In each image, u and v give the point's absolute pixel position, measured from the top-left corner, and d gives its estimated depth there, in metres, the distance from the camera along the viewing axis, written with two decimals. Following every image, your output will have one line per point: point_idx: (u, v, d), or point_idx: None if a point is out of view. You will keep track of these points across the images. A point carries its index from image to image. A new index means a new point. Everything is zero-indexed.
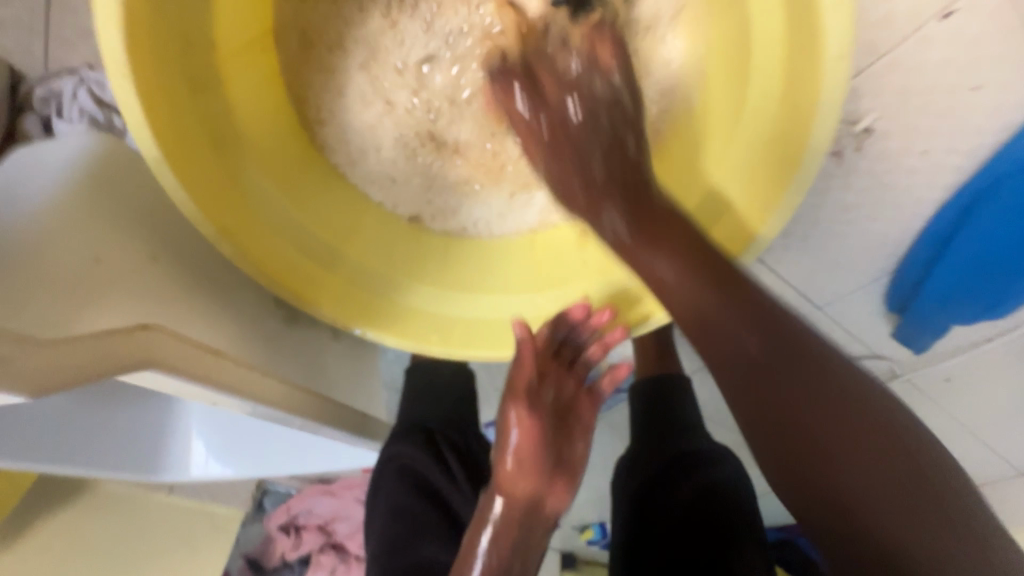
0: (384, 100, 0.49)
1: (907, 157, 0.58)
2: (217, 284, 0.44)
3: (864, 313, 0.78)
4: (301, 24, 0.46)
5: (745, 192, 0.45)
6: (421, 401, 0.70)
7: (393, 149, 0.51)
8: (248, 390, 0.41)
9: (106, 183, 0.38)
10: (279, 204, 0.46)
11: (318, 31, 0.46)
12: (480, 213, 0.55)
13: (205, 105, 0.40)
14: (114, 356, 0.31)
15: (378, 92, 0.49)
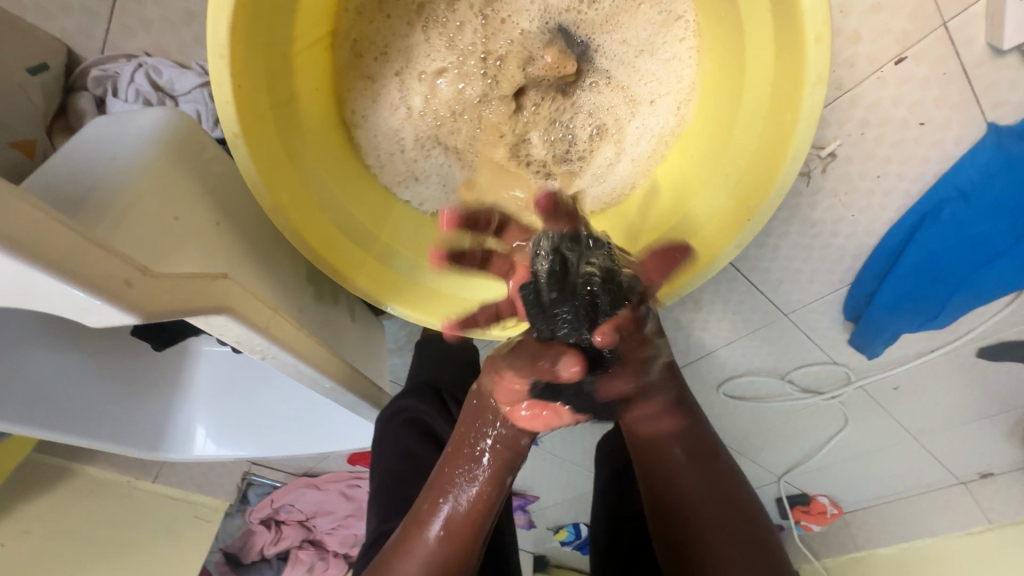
0: (413, 103, 0.55)
1: (864, 180, 0.67)
2: (264, 257, 0.49)
3: (824, 319, 0.87)
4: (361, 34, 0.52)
5: (722, 217, 0.50)
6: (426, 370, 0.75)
7: (417, 144, 0.57)
8: (292, 346, 0.46)
9: (182, 154, 0.43)
10: (328, 188, 0.51)
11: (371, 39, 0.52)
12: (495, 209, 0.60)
13: (281, 96, 0.44)
14: (202, 296, 0.35)
15: (407, 94, 0.54)
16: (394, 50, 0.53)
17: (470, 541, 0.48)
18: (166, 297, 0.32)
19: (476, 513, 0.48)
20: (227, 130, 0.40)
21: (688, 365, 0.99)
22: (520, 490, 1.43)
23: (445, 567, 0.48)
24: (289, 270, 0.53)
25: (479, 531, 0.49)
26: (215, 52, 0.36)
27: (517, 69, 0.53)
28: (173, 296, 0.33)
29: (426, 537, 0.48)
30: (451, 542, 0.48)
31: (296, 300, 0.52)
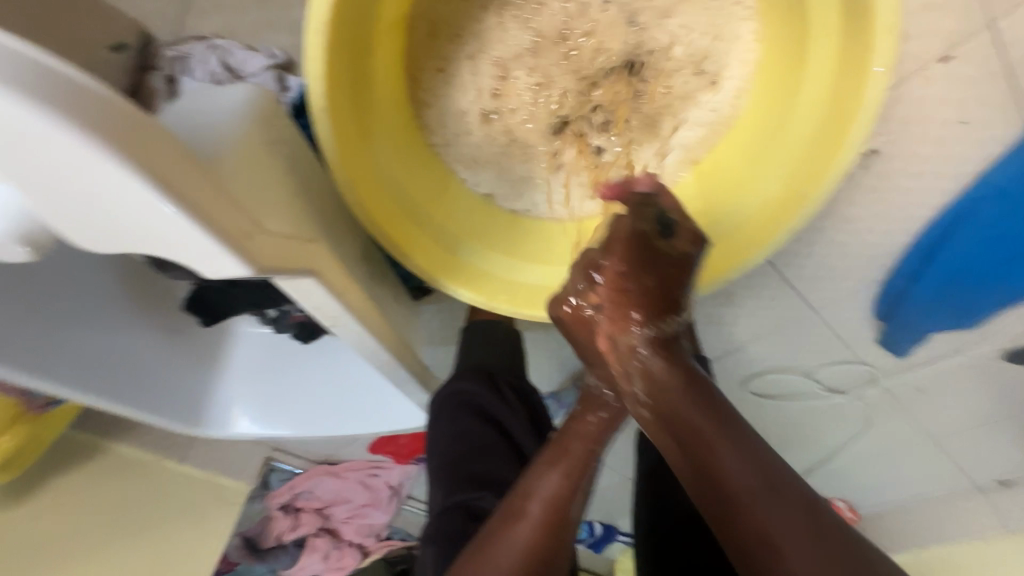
0: (477, 89, 0.57)
1: (904, 177, 0.68)
2: (335, 231, 0.51)
3: (853, 317, 0.88)
4: (429, 23, 0.55)
5: (776, 206, 0.52)
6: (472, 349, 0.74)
7: (476, 126, 0.59)
8: (360, 314, 0.48)
9: (267, 127, 0.45)
10: (392, 169, 0.54)
11: (440, 26, 0.55)
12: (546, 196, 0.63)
13: (360, 77, 0.46)
14: (295, 259, 0.37)
15: (474, 82, 0.57)
16: (462, 37, 0.56)
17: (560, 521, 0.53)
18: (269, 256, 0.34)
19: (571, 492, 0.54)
20: (314, 104, 0.42)
21: (715, 359, 1.00)
22: None
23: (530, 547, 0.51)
24: (351, 246, 0.55)
25: (566, 518, 0.54)
26: (312, 29, 0.38)
27: (575, 59, 0.56)
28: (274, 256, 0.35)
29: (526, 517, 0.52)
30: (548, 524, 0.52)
31: (357, 274, 0.54)
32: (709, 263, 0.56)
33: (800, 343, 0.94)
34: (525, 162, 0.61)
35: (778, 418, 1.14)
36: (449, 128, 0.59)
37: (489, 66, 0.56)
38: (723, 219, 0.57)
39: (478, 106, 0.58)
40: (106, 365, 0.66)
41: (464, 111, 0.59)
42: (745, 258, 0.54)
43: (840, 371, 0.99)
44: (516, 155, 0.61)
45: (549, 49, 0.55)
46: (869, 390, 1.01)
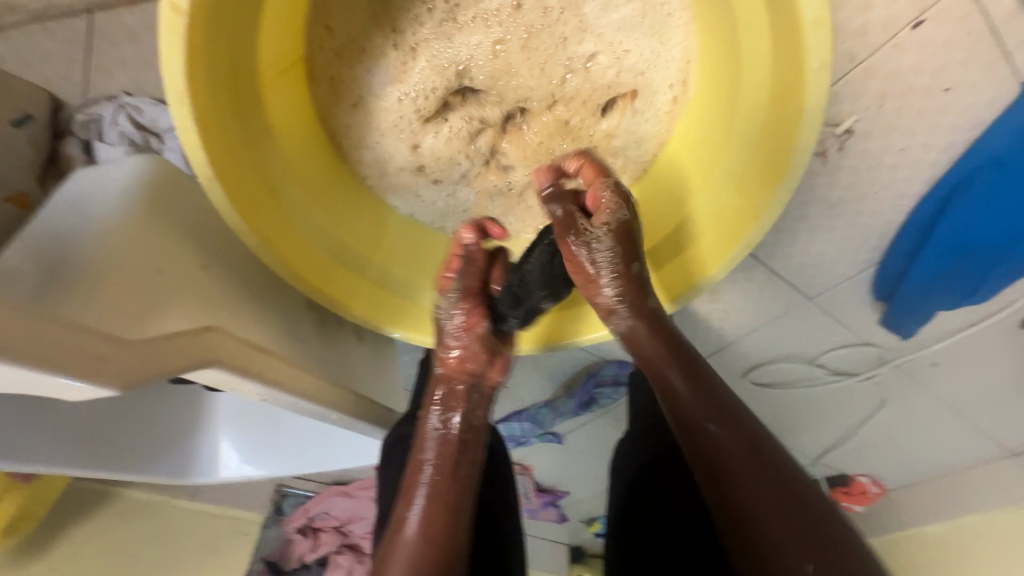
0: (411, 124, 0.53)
1: (886, 154, 0.62)
2: (258, 295, 0.48)
3: (851, 301, 0.82)
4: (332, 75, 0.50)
5: (730, 216, 0.47)
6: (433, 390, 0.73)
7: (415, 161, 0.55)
8: (289, 385, 0.45)
9: (160, 198, 0.42)
10: (315, 218, 0.50)
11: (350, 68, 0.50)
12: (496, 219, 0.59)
13: (252, 131, 0.43)
14: (182, 354, 0.35)
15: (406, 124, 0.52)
16: (366, 95, 0.51)
17: (446, 518, 0.52)
18: (127, 364, 0.31)
19: (443, 497, 0.52)
20: (201, 173, 0.39)
21: (710, 356, 0.95)
22: (549, 488, 1.43)
23: (437, 557, 0.50)
24: (283, 302, 0.52)
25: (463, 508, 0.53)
26: (175, 97, 0.35)
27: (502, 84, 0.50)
28: (140, 363, 0.32)
29: (404, 538, 0.51)
30: (427, 538, 0.50)
31: (291, 334, 0.51)
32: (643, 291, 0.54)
33: (798, 332, 0.89)
34: (487, 187, 0.57)
35: (785, 406, 1.08)
36: (376, 172, 0.55)
37: (409, 117, 0.52)
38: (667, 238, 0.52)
39: (409, 157, 0.54)
40: (51, 426, 0.60)
41: (397, 165, 0.55)
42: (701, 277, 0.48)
43: (847, 355, 0.94)
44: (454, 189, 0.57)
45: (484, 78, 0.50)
46: (878, 370, 0.95)
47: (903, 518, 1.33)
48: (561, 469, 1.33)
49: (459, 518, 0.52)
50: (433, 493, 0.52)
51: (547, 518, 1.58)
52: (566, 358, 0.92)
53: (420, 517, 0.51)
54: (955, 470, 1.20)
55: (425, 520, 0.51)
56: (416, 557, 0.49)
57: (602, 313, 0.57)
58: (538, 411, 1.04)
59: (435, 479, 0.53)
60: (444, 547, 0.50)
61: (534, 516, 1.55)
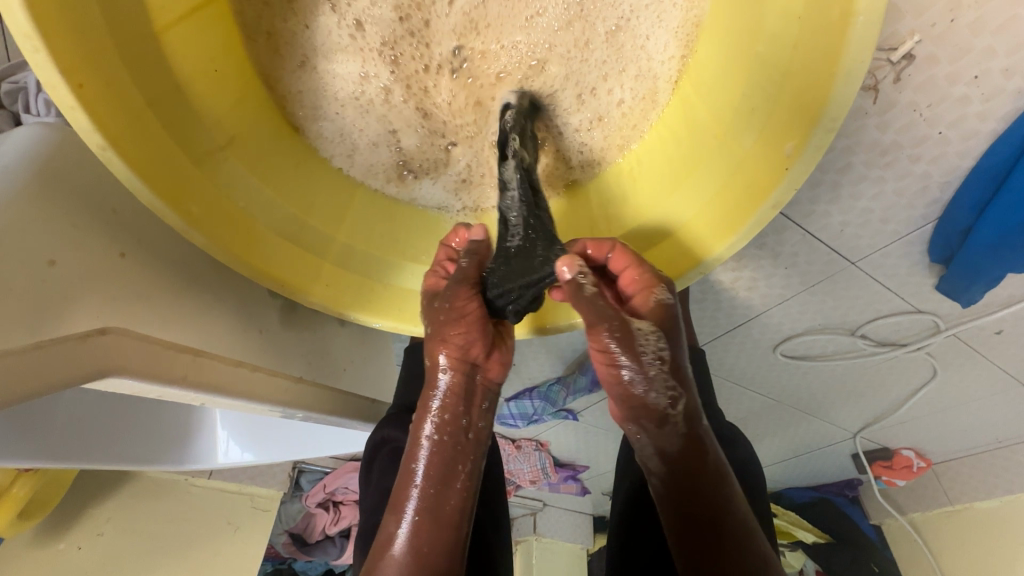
0: (372, 113, 0.48)
1: (956, 85, 0.50)
2: (195, 286, 0.42)
3: (901, 263, 0.71)
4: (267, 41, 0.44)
5: (745, 173, 0.39)
6: (421, 378, 0.67)
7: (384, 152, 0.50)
8: (231, 389, 0.40)
9: (62, 180, 0.36)
10: (255, 190, 0.43)
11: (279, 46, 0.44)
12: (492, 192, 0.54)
13: (153, 87, 0.35)
14: (79, 364, 0.31)
15: (366, 111, 0.47)
16: (317, 59, 0.45)
17: (446, 538, 0.47)
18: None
19: (436, 515, 0.48)
20: (89, 141, 0.32)
21: (736, 329, 0.86)
22: (568, 463, 1.39)
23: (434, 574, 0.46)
24: (237, 288, 0.46)
25: (457, 526, 0.48)
26: (25, 42, 0.28)
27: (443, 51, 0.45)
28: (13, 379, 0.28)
29: (391, 558, 0.46)
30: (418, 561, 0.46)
31: (247, 323, 0.45)
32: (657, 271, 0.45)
33: (836, 301, 0.78)
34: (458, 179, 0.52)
35: (823, 381, 0.98)
36: (343, 148, 0.49)
37: (380, 99, 0.47)
38: (681, 198, 0.43)
39: (382, 134, 0.49)
40: (32, 419, 0.53)
41: (369, 140, 0.49)
42: (708, 253, 0.41)
43: (894, 324, 0.82)
44: (457, 153, 0.51)
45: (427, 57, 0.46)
46: (930, 340, 0.83)
47: (951, 496, 1.21)
48: (579, 445, 1.28)
49: (456, 533, 0.48)
50: (429, 512, 0.48)
51: (568, 491, 1.54)
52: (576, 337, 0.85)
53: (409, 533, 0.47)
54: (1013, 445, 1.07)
55: (414, 538, 0.47)
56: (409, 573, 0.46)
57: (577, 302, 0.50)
58: (548, 389, 0.97)
59: (435, 493, 0.48)
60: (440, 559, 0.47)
61: (554, 489, 1.52)
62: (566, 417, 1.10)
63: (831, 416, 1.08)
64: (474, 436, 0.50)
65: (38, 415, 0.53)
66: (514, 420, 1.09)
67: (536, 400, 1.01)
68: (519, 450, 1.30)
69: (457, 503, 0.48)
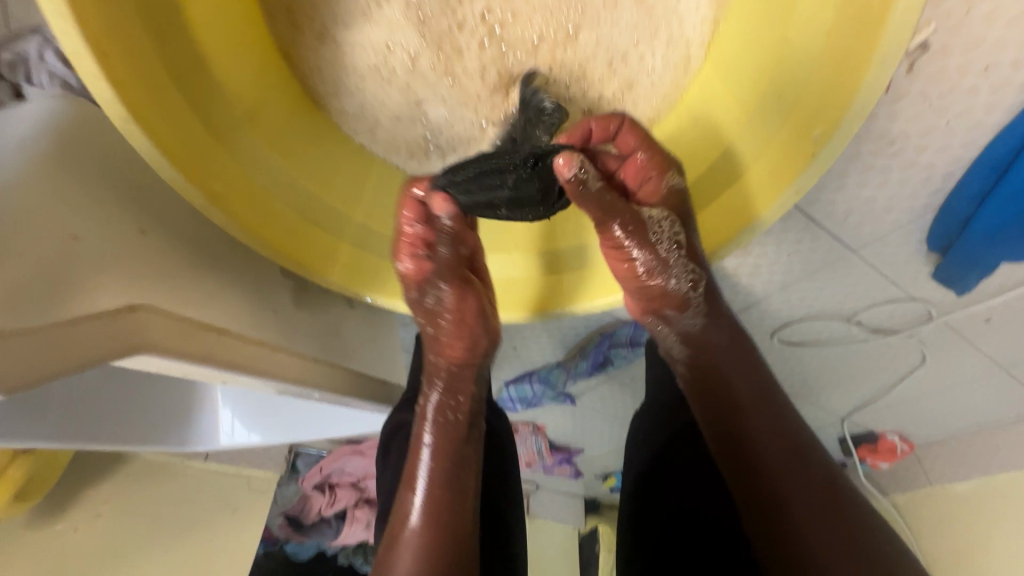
0: (399, 86, 0.46)
1: (967, 75, 0.51)
2: (213, 265, 0.41)
3: (900, 252, 0.72)
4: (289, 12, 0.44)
5: (766, 158, 0.40)
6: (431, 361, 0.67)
7: (405, 126, 0.48)
8: (252, 368, 0.39)
9: (77, 153, 0.36)
10: (276, 168, 0.42)
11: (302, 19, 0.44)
12: None
13: (174, 58, 0.35)
14: (107, 340, 0.30)
15: (392, 79, 0.46)
16: (336, 28, 0.44)
17: (457, 504, 0.50)
18: (23, 359, 0.27)
19: (445, 483, 0.50)
20: (112, 113, 0.31)
21: (735, 314, 0.87)
22: (563, 446, 1.41)
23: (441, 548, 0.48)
24: (253, 269, 0.46)
25: (465, 491, 0.51)
26: (52, 10, 0.27)
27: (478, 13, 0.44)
28: (41, 356, 0.27)
29: (408, 529, 0.49)
30: (429, 528, 0.49)
31: (265, 303, 0.45)
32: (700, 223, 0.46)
33: (834, 288, 0.80)
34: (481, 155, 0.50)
35: (817, 367, 1.00)
36: (366, 125, 0.49)
37: (405, 67, 0.45)
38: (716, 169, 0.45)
39: (406, 106, 0.47)
40: (38, 400, 0.52)
41: (392, 114, 0.48)
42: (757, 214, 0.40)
43: (889, 311, 0.84)
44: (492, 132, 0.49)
45: (464, 22, 0.44)
46: (922, 327, 0.85)
47: (932, 476, 1.25)
48: (575, 428, 1.30)
49: (461, 502, 0.51)
50: (442, 481, 0.51)
51: (562, 473, 1.56)
52: (579, 321, 0.85)
53: (421, 510, 0.49)
54: (994, 429, 1.11)
55: (428, 509, 0.49)
56: (424, 545, 0.48)
57: (590, 287, 0.51)
58: (549, 372, 0.98)
59: (441, 467, 0.51)
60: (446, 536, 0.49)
61: (549, 471, 1.54)
62: (566, 401, 1.12)
63: (822, 401, 1.10)
64: (461, 407, 0.53)
65: (42, 395, 0.53)
66: (513, 403, 1.10)
67: (537, 383, 1.02)
68: (517, 434, 1.31)
69: (468, 473, 0.52)
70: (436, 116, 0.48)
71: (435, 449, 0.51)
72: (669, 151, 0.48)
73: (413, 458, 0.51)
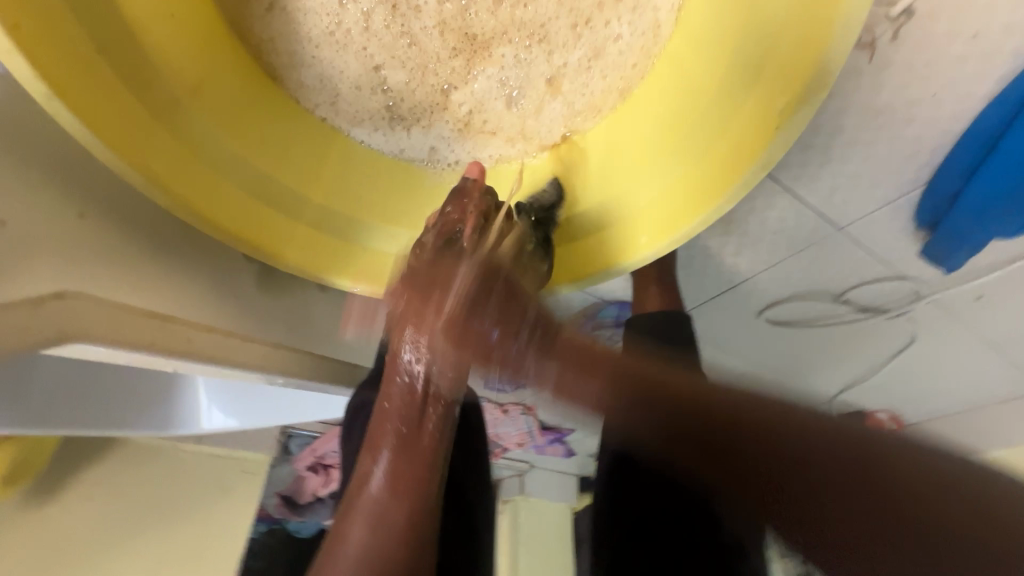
0: (358, 49, 0.46)
1: (955, 43, 0.48)
2: (162, 250, 0.40)
3: (888, 230, 0.70)
4: None
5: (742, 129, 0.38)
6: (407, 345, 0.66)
7: (368, 92, 0.48)
8: (208, 353, 0.38)
9: (7, 133, 0.34)
10: (225, 147, 0.41)
11: None
12: (483, 149, 0.51)
13: (103, 31, 0.34)
14: (33, 329, 0.29)
15: (349, 41, 0.46)
16: None
17: (419, 470, 0.49)
18: None
19: (411, 452, 0.49)
20: (32, 90, 0.29)
21: (722, 294, 0.86)
22: (554, 427, 1.41)
23: (405, 518, 0.48)
24: (210, 251, 0.44)
25: (431, 473, 0.49)
26: None
27: None
28: None
29: (370, 492, 0.49)
30: (395, 492, 0.48)
31: (222, 288, 0.44)
32: (687, 189, 0.41)
33: (821, 267, 0.78)
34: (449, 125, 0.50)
35: (806, 346, 0.99)
36: (326, 97, 0.48)
37: (360, 29, 0.46)
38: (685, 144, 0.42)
39: (366, 73, 0.47)
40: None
41: (352, 83, 0.47)
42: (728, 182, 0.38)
43: (878, 291, 0.83)
44: (457, 98, 0.49)
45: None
46: (910, 306, 0.84)
47: None
48: None
49: (429, 473, 0.49)
50: (400, 447, 0.49)
51: (554, 454, 1.57)
52: (563, 302, 0.84)
53: (386, 473, 0.48)
54: (983, 409, 1.11)
55: (390, 477, 0.48)
56: (381, 518, 0.47)
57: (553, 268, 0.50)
58: None
59: (407, 433, 0.49)
60: (412, 507, 0.48)
61: (540, 452, 1.55)
62: None
63: (811, 380, 1.10)
64: (445, 386, 0.48)
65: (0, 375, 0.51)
66: None
67: None
68: (507, 415, 1.31)
69: (431, 440, 0.49)
70: (397, 78, 0.47)
71: (396, 417, 0.49)
72: (640, 124, 0.45)
73: (380, 425, 0.49)
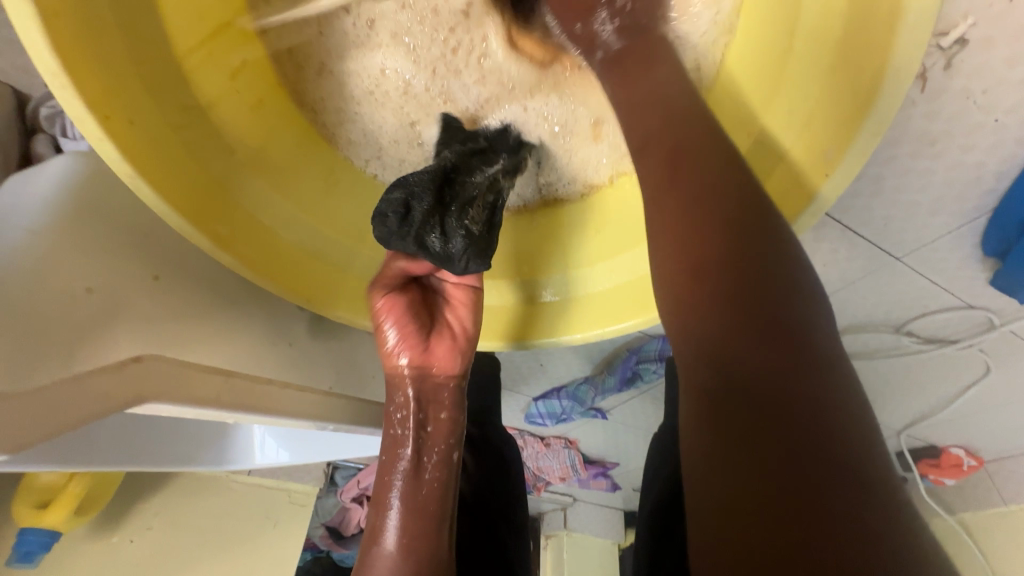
0: (399, 110, 0.49)
1: (1017, 68, 0.46)
2: (226, 305, 0.43)
3: (952, 259, 0.66)
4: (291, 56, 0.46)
5: (792, 164, 0.38)
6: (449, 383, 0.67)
7: (405, 147, 0.51)
8: (262, 406, 0.40)
9: (93, 206, 0.38)
10: (279, 207, 0.43)
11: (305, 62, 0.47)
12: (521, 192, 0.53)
13: (176, 110, 0.37)
14: (109, 391, 0.31)
15: (387, 105, 0.49)
16: (334, 61, 0.47)
17: (426, 525, 0.46)
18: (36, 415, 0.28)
19: (416, 506, 0.47)
20: (117, 169, 0.32)
21: None
22: (598, 460, 1.37)
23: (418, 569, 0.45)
24: (267, 301, 0.47)
25: (438, 513, 0.47)
26: (53, 80, 0.28)
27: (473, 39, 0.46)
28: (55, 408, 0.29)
29: (383, 550, 0.46)
30: (407, 552, 0.45)
31: (277, 336, 0.46)
32: None
33: (878, 296, 0.74)
34: None
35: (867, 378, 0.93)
36: (372, 151, 0.50)
37: (399, 93, 0.48)
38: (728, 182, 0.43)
39: (402, 128, 0.50)
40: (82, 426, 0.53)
41: (391, 137, 0.50)
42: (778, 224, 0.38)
43: (944, 320, 0.78)
44: None
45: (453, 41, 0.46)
46: (984, 337, 0.78)
47: (1005, 496, 1.15)
48: (609, 441, 1.26)
49: (433, 519, 0.47)
50: (405, 505, 0.47)
51: (599, 488, 1.52)
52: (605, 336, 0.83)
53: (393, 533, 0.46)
54: None
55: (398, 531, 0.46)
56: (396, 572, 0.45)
57: (576, 314, 0.49)
58: (577, 387, 0.96)
59: (407, 484, 0.47)
60: (422, 556, 0.45)
61: (584, 485, 1.50)
62: (597, 415, 1.09)
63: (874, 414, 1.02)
64: (442, 425, 0.48)
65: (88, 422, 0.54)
66: (543, 419, 1.08)
67: (565, 398, 0.99)
68: (548, 447, 1.29)
69: (434, 490, 0.47)
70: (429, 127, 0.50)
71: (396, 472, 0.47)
72: None
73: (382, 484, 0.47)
